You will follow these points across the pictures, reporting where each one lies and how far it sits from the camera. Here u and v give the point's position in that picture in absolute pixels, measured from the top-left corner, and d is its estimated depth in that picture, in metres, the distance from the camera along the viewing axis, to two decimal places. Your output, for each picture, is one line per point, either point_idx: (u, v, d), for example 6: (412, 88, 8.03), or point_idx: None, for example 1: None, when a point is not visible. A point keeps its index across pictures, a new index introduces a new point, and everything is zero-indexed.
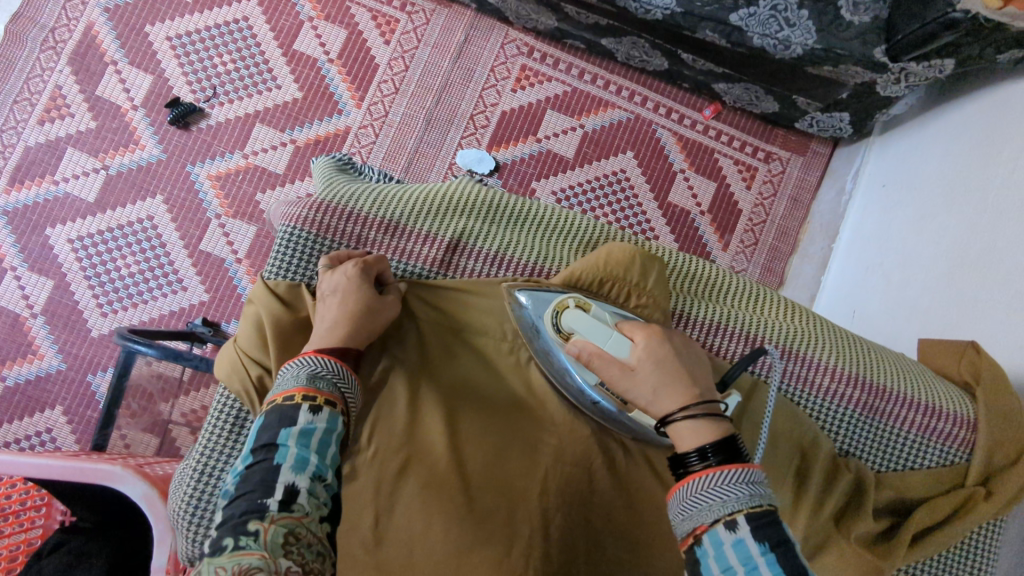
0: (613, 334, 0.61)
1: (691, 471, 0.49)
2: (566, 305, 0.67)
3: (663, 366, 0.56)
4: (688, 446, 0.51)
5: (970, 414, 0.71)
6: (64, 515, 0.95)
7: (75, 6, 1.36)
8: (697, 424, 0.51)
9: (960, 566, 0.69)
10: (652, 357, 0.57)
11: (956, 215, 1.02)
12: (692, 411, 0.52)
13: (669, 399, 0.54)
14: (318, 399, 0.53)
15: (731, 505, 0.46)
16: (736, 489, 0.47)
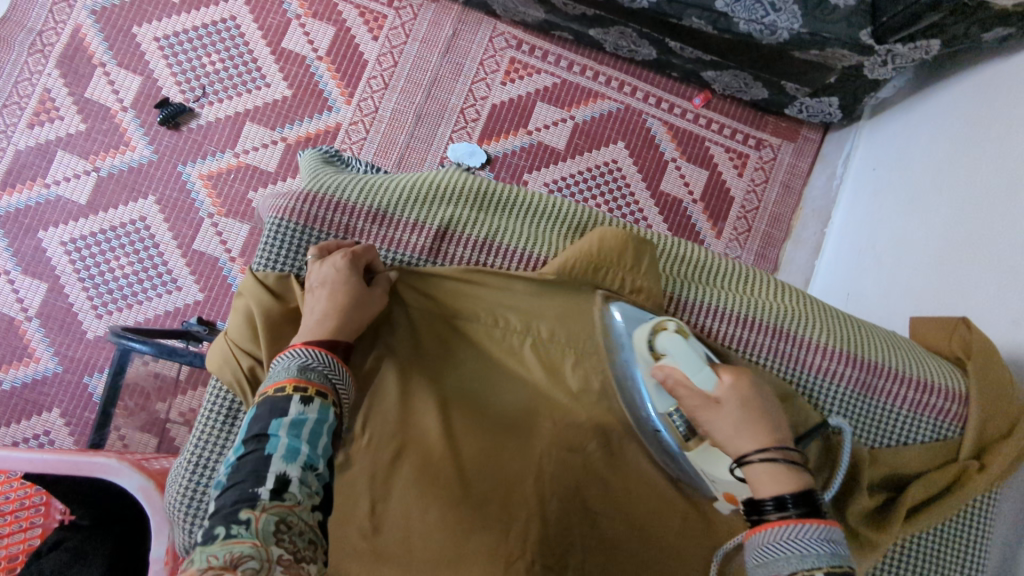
0: (705, 369, 0.56)
1: (767, 519, 0.49)
2: (666, 326, 0.61)
3: (750, 406, 0.54)
4: (765, 491, 0.51)
5: (961, 388, 0.71)
6: (63, 514, 0.96)
7: (61, 8, 1.35)
8: (775, 469, 0.51)
9: (957, 541, 0.69)
10: (741, 397, 0.54)
11: (945, 195, 1.02)
12: (767, 454, 0.51)
13: (747, 437, 0.53)
14: (311, 390, 0.52)
15: (809, 561, 0.46)
16: (818, 546, 0.47)
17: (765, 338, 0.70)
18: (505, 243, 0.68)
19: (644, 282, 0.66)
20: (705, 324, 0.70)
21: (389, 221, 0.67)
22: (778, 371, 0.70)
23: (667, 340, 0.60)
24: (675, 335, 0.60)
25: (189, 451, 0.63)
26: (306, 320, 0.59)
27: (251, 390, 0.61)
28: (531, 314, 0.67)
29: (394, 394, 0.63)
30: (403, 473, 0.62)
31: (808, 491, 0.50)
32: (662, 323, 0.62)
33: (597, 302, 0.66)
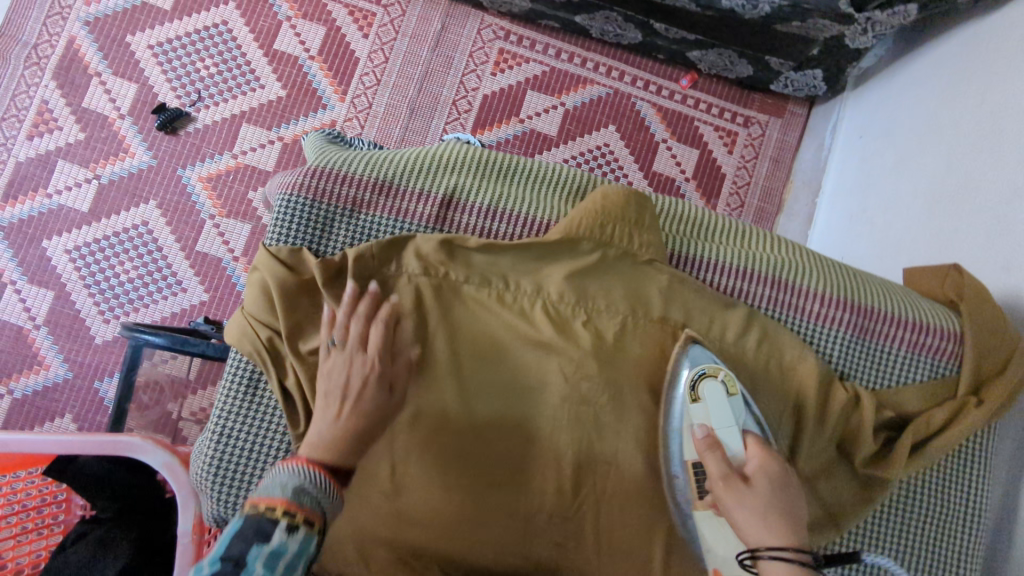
0: (733, 427, 0.64)
1: None
2: (716, 374, 0.65)
3: (779, 495, 0.58)
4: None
5: (955, 327, 0.74)
6: (85, 510, 1.00)
7: (55, 21, 1.37)
8: (788, 566, 0.53)
9: (961, 474, 0.71)
10: (767, 478, 0.59)
11: (931, 155, 1.05)
12: (780, 550, 0.53)
13: (770, 531, 0.55)
14: (299, 518, 0.49)
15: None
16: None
17: (764, 287, 0.73)
18: (509, 207, 0.70)
19: (644, 236, 0.69)
20: (706, 277, 0.73)
21: (395, 192, 0.69)
22: (778, 318, 0.73)
23: (710, 388, 0.65)
24: (721, 387, 0.65)
25: (213, 426, 0.64)
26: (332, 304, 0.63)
27: (270, 360, 0.63)
28: (537, 275, 0.68)
29: (409, 355, 0.65)
30: (422, 433, 0.64)
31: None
32: (712, 370, 0.66)
33: (597, 258, 0.68)
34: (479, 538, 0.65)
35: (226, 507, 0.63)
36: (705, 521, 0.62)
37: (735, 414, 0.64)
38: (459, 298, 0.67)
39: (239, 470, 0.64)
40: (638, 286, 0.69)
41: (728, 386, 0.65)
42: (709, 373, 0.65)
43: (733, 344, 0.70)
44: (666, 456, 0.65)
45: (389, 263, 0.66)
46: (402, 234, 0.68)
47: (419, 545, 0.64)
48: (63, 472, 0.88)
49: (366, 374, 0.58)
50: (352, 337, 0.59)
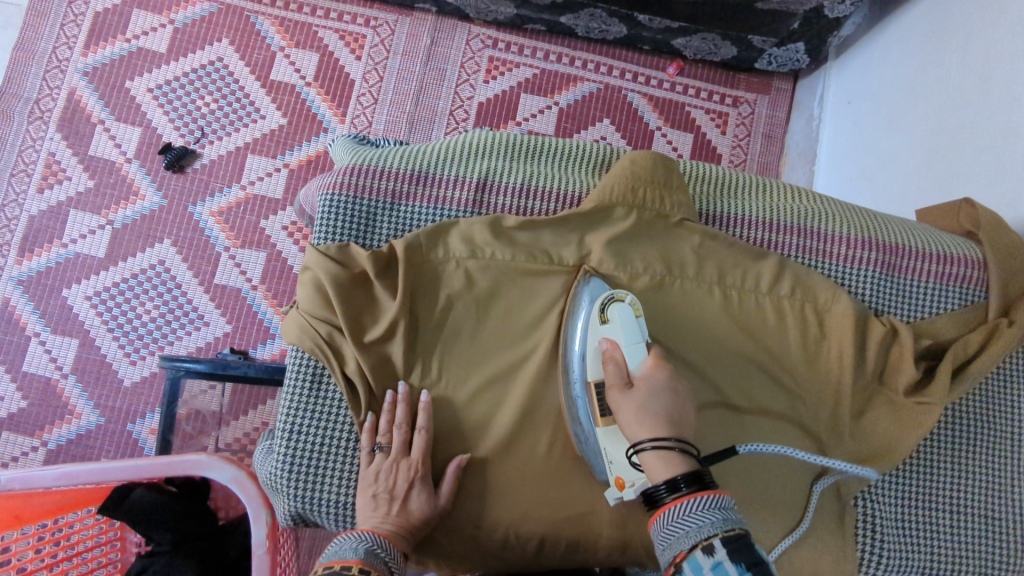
0: (640, 344, 0.61)
1: (663, 502, 0.52)
2: (624, 299, 0.64)
3: (659, 398, 0.56)
4: (658, 477, 0.53)
5: (979, 255, 0.77)
6: (141, 547, 0.99)
7: (55, 75, 1.40)
8: (669, 455, 0.53)
9: (1000, 394, 0.74)
10: (652, 384, 0.57)
11: (922, 104, 1.09)
12: (662, 441, 0.53)
13: (644, 426, 0.55)
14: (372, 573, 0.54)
15: (706, 530, 0.48)
16: (711, 514, 0.49)
17: (791, 236, 0.76)
18: (539, 185, 0.73)
19: (674, 197, 0.72)
20: (735, 231, 0.76)
21: (431, 181, 0.72)
22: (808, 264, 0.76)
23: (619, 310, 0.62)
24: (629, 309, 0.63)
25: (283, 423, 0.66)
26: (388, 296, 0.66)
27: (330, 354, 0.65)
28: (578, 246, 0.70)
29: (465, 333, 0.68)
30: (487, 408, 0.67)
31: (700, 473, 0.52)
32: (620, 295, 0.64)
33: (631, 221, 0.71)
34: (551, 509, 0.65)
35: (300, 504, 0.65)
36: (602, 435, 0.60)
37: (641, 333, 0.62)
38: (507, 276, 0.69)
39: (310, 465, 0.65)
40: (673, 246, 0.72)
41: (635, 310, 0.64)
42: (618, 297, 0.64)
43: (768, 292, 0.72)
44: (568, 378, 0.64)
45: (435, 249, 0.68)
46: (442, 220, 0.71)
47: (494, 520, 0.65)
48: (116, 510, 0.88)
49: (411, 478, 0.62)
50: (397, 442, 0.63)
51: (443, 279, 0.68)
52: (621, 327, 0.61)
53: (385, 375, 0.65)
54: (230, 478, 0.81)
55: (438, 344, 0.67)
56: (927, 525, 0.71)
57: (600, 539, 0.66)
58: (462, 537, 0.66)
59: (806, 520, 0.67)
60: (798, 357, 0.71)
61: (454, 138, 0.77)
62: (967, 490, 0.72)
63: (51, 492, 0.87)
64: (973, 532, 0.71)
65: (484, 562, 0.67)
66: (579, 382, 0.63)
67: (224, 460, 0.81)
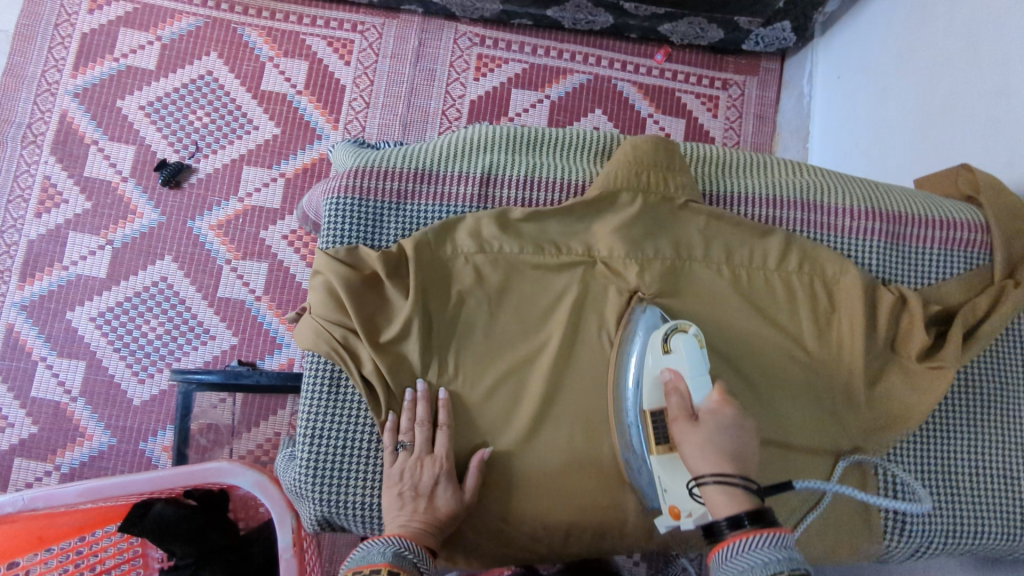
0: (705, 377, 0.60)
1: (725, 537, 0.52)
2: (688, 329, 0.63)
3: (725, 432, 0.55)
4: (720, 512, 0.53)
5: (981, 219, 0.77)
6: (163, 564, 0.98)
7: (45, 99, 1.40)
8: (733, 490, 0.53)
9: (1010, 355, 0.75)
10: (718, 419, 0.56)
11: (912, 75, 1.09)
12: (726, 476, 0.53)
13: (710, 459, 0.54)
14: None
15: (772, 566, 0.49)
16: (776, 552, 0.49)
17: (795, 212, 0.76)
18: (542, 176, 0.74)
19: (678, 178, 0.72)
20: (740, 210, 0.76)
21: (435, 178, 0.72)
22: (814, 238, 0.76)
23: (682, 340, 0.61)
24: (693, 340, 0.61)
25: (303, 429, 0.66)
26: (400, 296, 0.66)
27: (347, 357, 0.65)
28: (585, 234, 0.71)
29: (480, 326, 0.68)
30: (506, 400, 0.67)
31: (762, 511, 0.52)
32: (684, 326, 0.63)
33: (638, 205, 0.71)
34: (575, 496, 0.66)
35: (325, 507, 0.65)
36: (657, 464, 0.60)
37: (706, 367, 0.60)
38: (517, 267, 0.69)
39: (333, 468, 0.65)
40: (680, 229, 0.72)
41: (697, 340, 0.62)
42: (681, 328, 0.63)
43: (776, 269, 0.73)
44: (623, 406, 0.65)
45: (445, 245, 0.69)
46: (448, 216, 0.71)
47: (519, 511, 0.66)
48: (138, 526, 0.88)
49: (436, 473, 0.62)
50: (420, 440, 0.63)
51: (454, 275, 0.69)
52: (686, 359, 0.60)
53: (402, 373, 0.66)
54: (253, 483, 0.80)
55: (453, 338, 0.68)
56: (947, 487, 0.72)
57: (626, 522, 0.67)
58: (490, 530, 0.66)
59: (826, 499, 0.68)
60: (810, 331, 0.72)
61: (453, 134, 0.77)
62: (984, 451, 0.73)
63: (73, 512, 0.88)
64: (995, 492, 0.72)
65: (511, 554, 0.68)
66: (636, 410, 0.63)
67: (245, 466, 0.81)
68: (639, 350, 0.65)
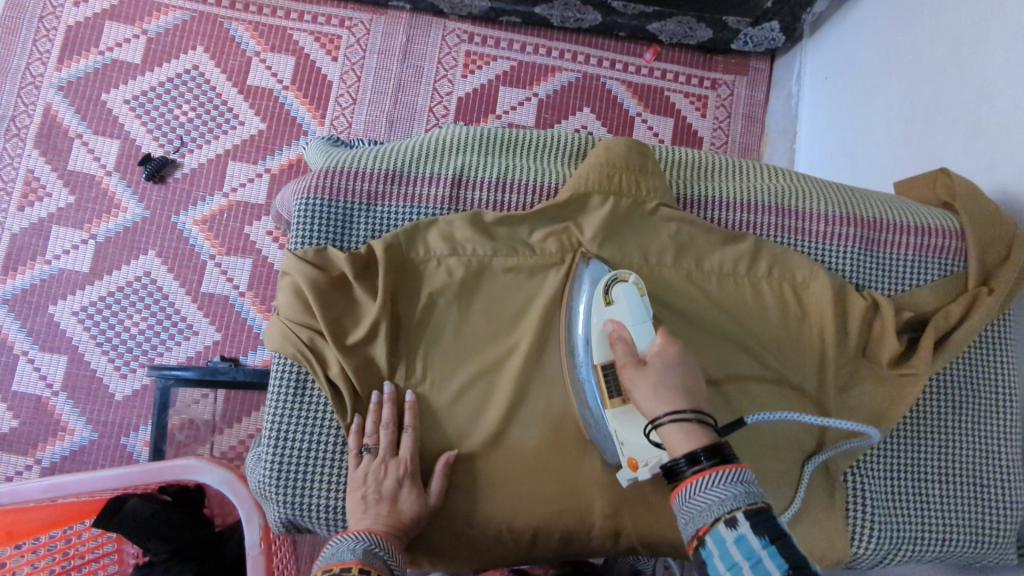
0: (647, 325, 0.61)
1: (684, 476, 0.52)
2: (628, 278, 0.65)
3: (674, 372, 0.56)
4: (677, 450, 0.53)
5: (957, 226, 0.77)
6: (138, 558, 0.98)
7: (29, 91, 1.39)
8: (688, 427, 0.53)
9: (984, 363, 0.74)
10: (666, 360, 0.57)
11: (897, 78, 1.08)
12: (680, 414, 0.53)
13: (663, 400, 0.54)
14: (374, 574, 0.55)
15: (729, 504, 0.49)
16: (733, 488, 0.50)
17: (770, 217, 0.76)
18: (515, 178, 0.73)
19: (650, 182, 0.72)
20: (714, 215, 0.76)
21: (407, 180, 0.72)
22: (787, 243, 0.76)
23: (623, 290, 0.63)
24: (633, 289, 0.63)
25: (269, 430, 0.66)
26: (369, 298, 0.66)
27: (313, 359, 0.65)
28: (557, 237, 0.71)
29: (449, 329, 0.68)
30: (474, 403, 0.67)
31: (720, 446, 0.52)
32: (623, 275, 0.65)
33: (611, 208, 0.70)
34: (541, 500, 0.66)
35: (291, 509, 0.65)
36: (614, 419, 0.61)
37: (647, 313, 0.62)
38: (487, 270, 0.69)
39: (299, 470, 0.65)
40: (651, 232, 0.72)
41: (638, 288, 0.64)
42: (620, 278, 0.64)
43: (746, 274, 0.73)
44: (574, 362, 0.65)
45: (415, 247, 0.68)
46: (419, 218, 0.71)
47: (485, 514, 0.65)
48: (111, 523, 0.88)
49: (399, 477, 0.62)
50: (384, 443, 0.63)
51: (424, 277, 0.68)
52: (628, 309, 0.62)
53: (368, 375, 0.65)
54: (221, 481, 0.81)
55: (421, 341, 0.67)
56: (915, 492, 0.72)
57: (592, 526, 0.67)
58: (455, 533, 0.66)
59: (794, 506, 0.68)
60: (780, 337, 0.72)
61: (427, 135, 0.76)
62: (953, 457, 0.73)
63: (43, 506, 0.88)
64: (963, 498, 0.72)
65: (477, 556, 0.68)
66: (587, 366, 0.64)
67: (214, 463, 0.82)
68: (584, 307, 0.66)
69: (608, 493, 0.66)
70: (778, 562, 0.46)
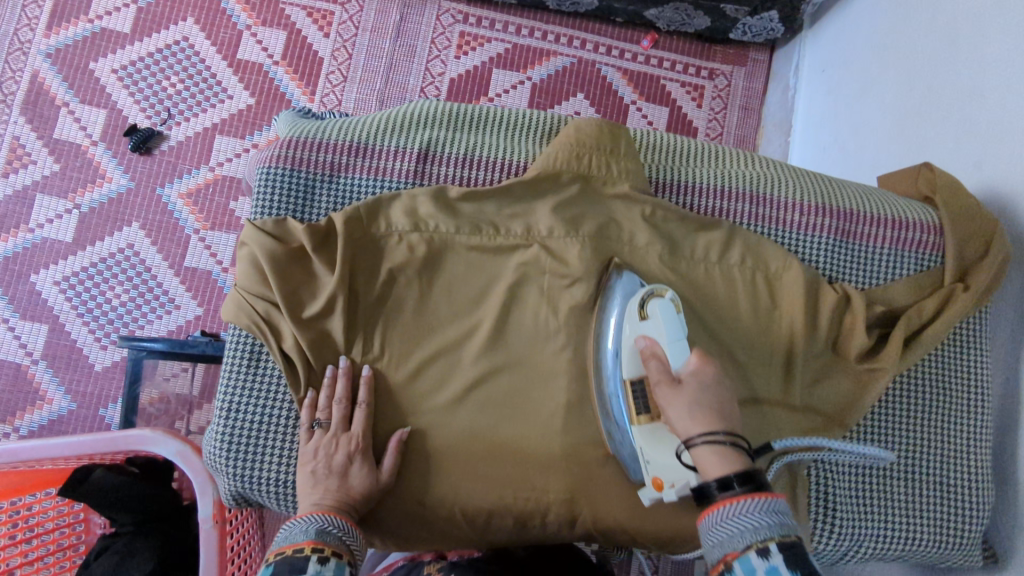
0: (683, 342, 0.57)
1: (714, 500, 0.50)
2: (664, 294, 0.61)
3: (709, 392, 0.53)
4: (710, 474, 0.51)
5: (935, 220, 0.76)
6: (105, 530, 0.97)
7: (17, 57, 1.38)
8: (722, 449, 0.51)
9: (955, 361, 0.73)
10: (701, 380, 0.54)
11: (890, 70, 1.05)
12: (713, 435, 0.51)
13: (697, 421, 0.52)
14: (327, 551, 0.54)
15: (762, 532, 0.46)
16: (767, 517, 0.47)
17: (744, 204, 0.75)
18: (484, 154, 0.72)
19: (621, 163, 0.70)
20: (688, 200, 0.75)
21: (372, 153, 0.70)
22: (761, 232, 0.74)
23: (658, 305, 0.59)
24: (670, 304, 0.60)
25: (221, 402, 0.65)
26: (326, 271, 0.65)
27: (266, 331, 0.64)
28: (525, 215, 0.69)
29: (409, 306, 0.67)
30: (429, 385, 0.66)
31: (752, 472, 0.50)
32: (659, 291, 0.61)
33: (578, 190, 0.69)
34: (495, 484, 0.65)
35: (241, 482, 0.64)
36: (640, 436, 0.58)
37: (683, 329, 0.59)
38: (451, 247, 0.68)
39: (250, 443, 0.64)
40: (621, 215, 0.70)
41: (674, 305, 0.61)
42: (656, 293, 0.61)
43: (718, 261, 0.71)
44: (603, 375, 0.63)
45: (378, 222, 0.67)
46: (383, 191, 0.69)
47: (438, 495, 0.65)
48: (77, 491, 0.87)
49: (350, 451, 0.62)
50: (335, 419, 0.63)
51: (385, 252, 0.67)
52: (660, 324, 0.58)
53: (324, 349, 0.65)
54: (175, 452, 0.80)
55: (380, 317, 0.66)
56: (879, 492, 0.71)
57: (547, 512, 0.65)
58: (407, 513, 0.65)
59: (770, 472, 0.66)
60: (750, 326, 0.70)
61: (395, 109, 0.74)
62: (920, 456, 0.72)
63: (6, 472, 0.87)
64: (927, 497, 0.71)
65: (430, 537, 0.67)
66: (616, 379, 0.61)
67: (169, 435, 0.81)
68: (615, 318, 0.63)
69: (563, 478, 0.65)
70: None
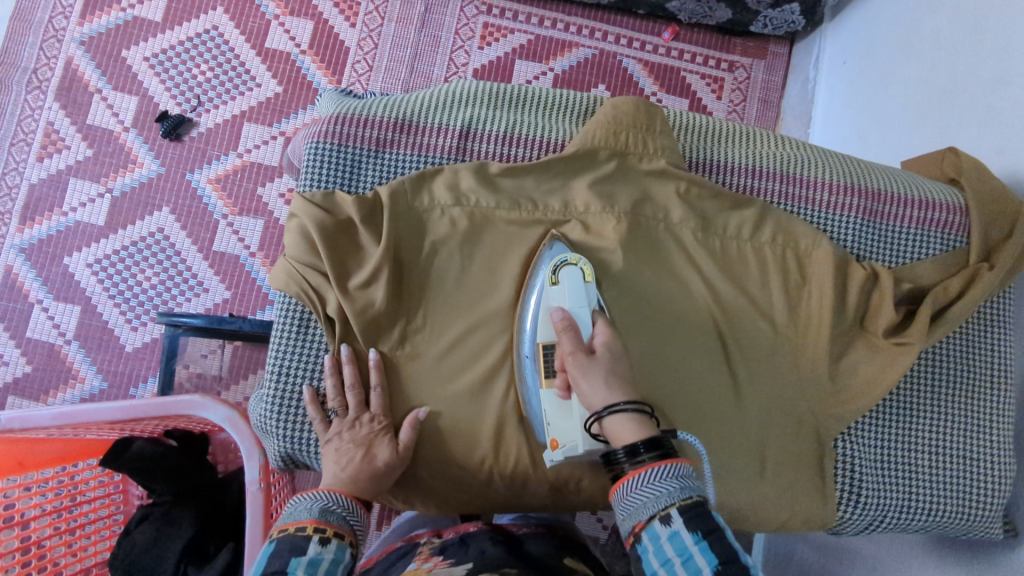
0: (586, 309, 0.62)
1: (623, 468, 0.53)
2: (577, 264, 0.65)
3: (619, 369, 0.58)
4: (620, 442, 0.54)
5: (961, 202, 0.77)
6: (144, 500, 1.01)
7: (51, 45, 1.41)
8: (632, 422, 0.54)
9: (981, 339, 0.75)
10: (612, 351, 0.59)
11: (912, 60, 1.06)
12: (616, 407, 0.55)
13: (607, 394, 0.56)
14: (328, 531, 0.57)
15: (664, 499, 0.50)
16: (668, 483, 0.51)
17: (773, 183, 0.77)
18: (523, 133, 0.74)
19: (657, 141, 0.72)
20: (720, 179, 0.77)
21: (416, 130, 0.73)
22: (791, 210, 0.76)
23: (569, 273, 0.64)
24: (580, 275, 0.64)
25: (272, 365, 0.68)
26: (373, 243, 0.67)
27: (315, 300, 0.66)
28: (563, 192, 0.72)
29: (451, 276, 0.69)
30: (469, 353, 0.68)
31: (660, 440, 0.53)
32: (574, 259, 0.66)
33: (615, 167, 0.72)
34: (534, 451, 0.67)
35: (289, 444, 0.67)
36: (548, 398, 0.62)
37: (587, 300, 0.63)
38: (490, 221, 0.70)
39: (298, 407, 0.67)
40: (655, 193, 0.72)
41: (585, 275, 0.65)
42: (571, 261, 0.65)
43: (749, 239, 0.73)
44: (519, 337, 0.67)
45: (421, 195, 0.70)
46: (426, 166, 0.72)
47: (477, 457, 0.67)
48: (117, 461, 0.88)
49: (374, 429, 0.65)
50: (351, 407, 0.65)
51: (429, 225, 0.69)
52: (573, 300, 0.62)
53: (367, 318, 0.66)
54: (224, 419, 0.83)
55: (422, 288, 0.69)
56: (903, 465, 0.73)
57: (583, 478, 0.68)
58: (450, 475, 0.68)
59: (788, 489, 0.70)
60: (780, 302, 0.73)
61: (437, 89, 0.77)
62: (945, 431, 0.74)
63: (53, 440, 0.90)
64: (951, 471, 0.73)
65: (471, 501, 0.69)
66: (530, 342, 0.65)
67: (218, 401, 0.84)
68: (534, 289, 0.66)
69: None
70: (707, 558, 0.46)
